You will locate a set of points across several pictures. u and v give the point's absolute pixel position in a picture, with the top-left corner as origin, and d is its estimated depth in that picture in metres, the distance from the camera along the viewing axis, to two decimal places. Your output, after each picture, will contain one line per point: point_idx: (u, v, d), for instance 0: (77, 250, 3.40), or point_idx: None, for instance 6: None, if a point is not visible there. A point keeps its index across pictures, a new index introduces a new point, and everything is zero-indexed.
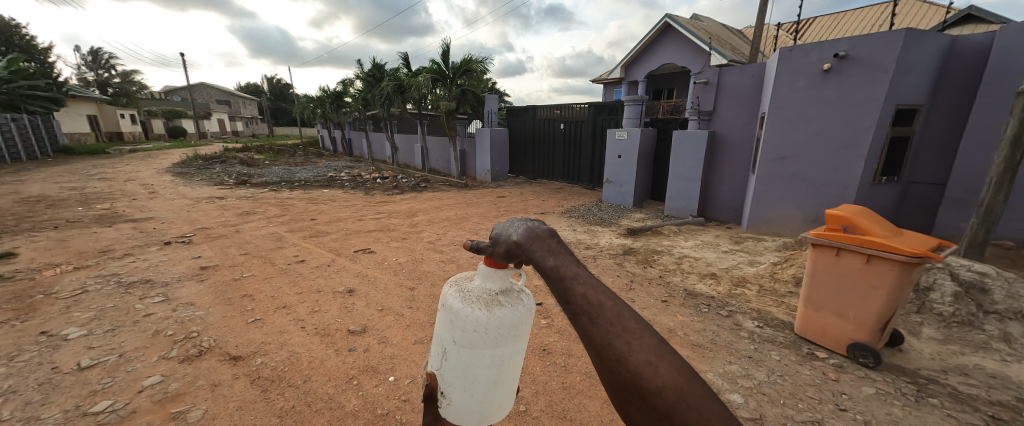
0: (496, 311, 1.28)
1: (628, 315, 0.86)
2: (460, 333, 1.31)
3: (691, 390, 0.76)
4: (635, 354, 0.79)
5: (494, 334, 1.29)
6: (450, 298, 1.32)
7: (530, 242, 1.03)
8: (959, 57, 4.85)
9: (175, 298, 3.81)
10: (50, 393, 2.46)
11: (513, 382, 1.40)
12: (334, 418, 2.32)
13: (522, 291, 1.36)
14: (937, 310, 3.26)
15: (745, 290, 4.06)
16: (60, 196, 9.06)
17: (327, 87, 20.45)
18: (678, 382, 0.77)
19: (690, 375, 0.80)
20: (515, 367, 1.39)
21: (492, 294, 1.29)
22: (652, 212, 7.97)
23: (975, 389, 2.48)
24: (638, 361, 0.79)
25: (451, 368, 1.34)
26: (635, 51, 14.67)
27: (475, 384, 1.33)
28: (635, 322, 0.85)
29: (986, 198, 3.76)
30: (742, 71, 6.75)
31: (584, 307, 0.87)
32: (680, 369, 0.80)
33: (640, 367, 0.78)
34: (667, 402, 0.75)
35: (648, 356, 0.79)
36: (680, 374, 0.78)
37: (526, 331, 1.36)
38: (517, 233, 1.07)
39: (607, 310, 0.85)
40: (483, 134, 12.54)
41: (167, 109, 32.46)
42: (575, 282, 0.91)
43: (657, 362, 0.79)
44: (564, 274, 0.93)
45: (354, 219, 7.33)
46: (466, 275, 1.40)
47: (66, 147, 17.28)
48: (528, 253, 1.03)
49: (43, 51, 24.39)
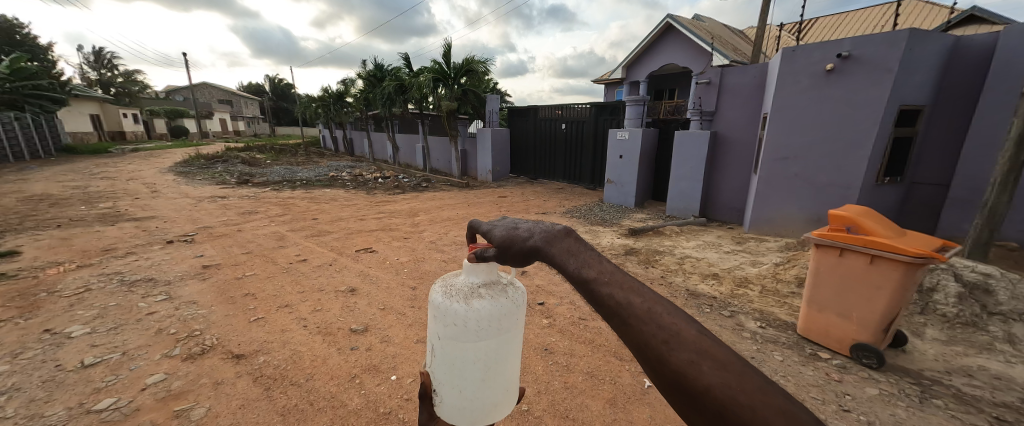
0: (476, 302, 1.27)
1: (661, 310, 0.80)
2: (444, 328, 1.32)
3: (745, 386, 0.68)
4: (674, 353, 0.73)
5: (475, 327, 1.28)
6: (434, 294, 1.33)
7: (549, 242, 1.02)
8: (963, 57, 4.83)
9: (177, 297, 3.82)
10: (54, 391, 2.47)
11: (504, 378, 1.38)
12: (337, 417, 2.32)
13: (508, 284, 1.35)
14: (941, 310, 3.24)
15: (747, 291, 4.05)
16: (63, 194, 9.10)
17: (329, 87, 20.50)
18: (728, 379, 0.69)
19: (744, 369, 0.71)
20: (505, 363, 1.37)
21: (473, 287, 1.29)
22: (653, 212, 7.97)
23: (980, 390, 2.47)
24: (680, 359, 0.72)
25: (439, 365, 1.34)
26: (636, 51, 14.65)
27: (463, 381, 1.33)
28: (669, 317, 0.79)
29: (990, 199, 3.74)
30: (744, 72, 6.75)
31: (613, 308, 0.84)
32: (730, 363, 0.72)
33: (683, 367, 0.72)
34: (719, 402, 0.67)
35: (689, 352, 0.73)
36: (728, 370, 0.70)
37: (512, 325, 1.35)
38: (534, 238, 1.06)
39: (637, 307, 0.81)
40: (484, 134, 12.54)
41: (168, 108, 32.51)
42: (600, 282, 0.88)
43: (701, 359, 0.72)
44: (588, 276, 0.91)
45: (356, 218, 7.34)
46: (453, 271, 1.41)
47: (68, 147, 17.34)
48: (547, 254, 1.01)
49: (46, 51, 24.47)
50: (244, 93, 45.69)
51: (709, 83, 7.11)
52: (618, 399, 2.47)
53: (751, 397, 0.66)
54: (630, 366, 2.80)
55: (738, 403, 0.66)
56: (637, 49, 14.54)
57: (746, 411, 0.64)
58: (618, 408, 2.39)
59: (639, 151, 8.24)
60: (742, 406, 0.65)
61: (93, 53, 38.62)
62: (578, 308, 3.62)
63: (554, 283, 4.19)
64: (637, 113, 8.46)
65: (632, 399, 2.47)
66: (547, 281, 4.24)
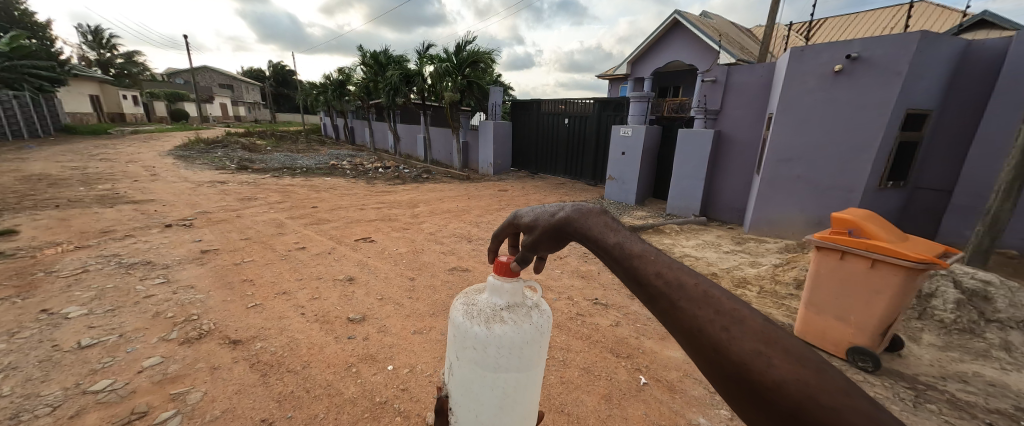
0: (498, 327, 1.26)
1: (718, 294, 0.73)
2: (464, 349, 1.31)
3: (821, 382, 0.61)
4: (736, 343, 0.67)
5: (495, 352, 1.28)
6: (456, 312, 1.33)
7: (584, 219, 1.01)
8: (973, 61, 4.79)
9: (175, 280, 3.82)
10: (50, 371, 2.47)
11: (521, 407, 1.35)
12: (332, 405, 2.32)
13: (533, 307, 1.33)
14: (939, 316, 3.26)
15: (745, 291, 4.06)
16: (62, 175, 9.04)
17: (330, 74, 20.33)
18: (803, 375, 0.61)
19: (826, 367, 0.63)
20: (524, 390, 1.35)
21: (495, 309, 1.28)
22: (653, 210, 7.95)
23: (974, 396, 2.48)
24: (743, 351, 0.66)
25: (456, 385, 1.35)
26: (642, 47, 14.54)
27: (480, 406, 1.32)
28: (728, 301, 0.72)
29: (993, 206, 3.71)
30: (751, 70, 6.68)
31: (661, 289, 0.78)
32: (806, 359, 0.64)
33: (746, 358, 0.66)
34: (793, 400, 0.61)
35: (754, 343, 0.66)
36: (805, 365, 0.63)
37: (534, 352, 1.32)
38: (565, 210, 1.07)
39: (690, 290, 0.75)
40: (487, 126, 12.47)
41: (169, 92, 32.26)
42: (645, 261, 0.83)
43: (769, 351, 0.65)
44: (633, 252, 0.87)
45: (355, 207, 7.33)
46: (477, 288, 1.41)
47: (68, 127, 17.26)
48: (581, 228, 1.01)
49: (44, 28, 24.17)
50: (246, 79, 45.39)
51: (715, 81, 7.00)
52: (613, 395, 2.48)
53: (832, 397, 0.59)
54: (626, 362, 2.81)
55: (818, 402, 0.58)
56: (643, 44, 14.44)
57: (824, 413, 0.58)
58: (613, 404, 2.40)
59: (642, 148, 8.20)
60: (820, 405, 0.58)
61: (93, 32, 38.07)
62: (576, 304, 3.63)
63: (554, 278, 4.18)
64: (642, 109, 8.36)
65: (627, 395, 2.48)
66: (545, 276, 4.23)
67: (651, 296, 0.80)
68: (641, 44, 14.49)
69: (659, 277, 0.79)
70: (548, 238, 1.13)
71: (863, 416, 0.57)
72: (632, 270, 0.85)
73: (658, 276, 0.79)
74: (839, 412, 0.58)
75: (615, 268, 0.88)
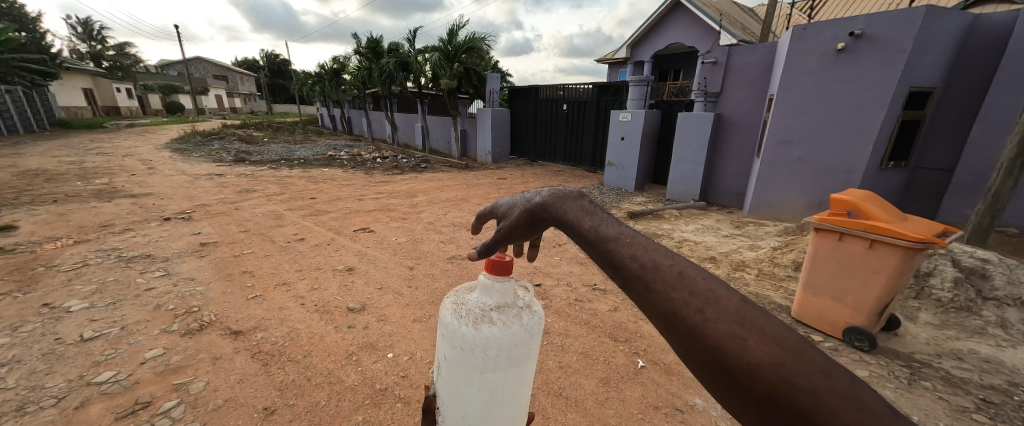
0: (486, 329, 1.26)
1: (694, 273, 0.71)
2: (452, 349, 1.32)
3: (800, 363, 0.59)
4: (711, 325, 0.65)
5: (483, 354, 1.28)
6: (445, 311, 1.33)
7: (559, 203, 0.99)
8: (978, 37, 4.72)
9: (176, 273, 3.84)
10: (54, 363, 2.49)
11: (509, 409, 1.37)
12: (334, 393, 2.35)
13: (523, 309, 1.33)
14: (936, 295, 3.27)
15: (744, 273, 4.08)
16: (59, 170, 9.00)
17: (326, 64, 20.06)
18: (780, 356, 0.60)
19: (802, 345, 0.62)
20: (511, 393, 1.36)
21: (485, 310, 1.28)
22: (653, 195, 7.92)
23: (968, 373, 2.51)
24: (718, 333, 0.64)
25: (443, 384, 1.36)
26: (642, 29, 14.29)
27: (467, 406, 1.34)
28: (704, 281, 0.70)
29: (995, 184, 3.69)
30: (752, 51, 6.58)
31: (636, 272, 0.77)
32: (781, 338, 0.62)
33: (721, 341, 0.64)
34: (767, 383, 0.60)
35: (729, 324, 0.64)
36: (780, 345, 0.61)
37: (523, 354, 1.32)
38: (542, 196, 1.05)
39: (666, 272, 0.73)
40: (485, 113, 12.36)
41: (163, 84, 31.91)
42: (621, 245, 0.82)
43: (744, 332, 0.63)
44: (608, 236, 0.86)
45: (354, 198, 7.30)
46: (467, 287, 1.41)
47: (63, 121, 17.13)
48: (558, 214, 0.99)
49: (34, 21, 23.81)
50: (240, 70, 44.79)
51: (715, 62, 6.94)
52: (611, 378, 2.50)
53: (808, 378, 0.57)
54: (624, 346, 2.83)
55: (793, 384, 0.57)
56: (643, 27, 14.19)
57: (800, 395, 0.57)
58: (611, 387, 2.43)
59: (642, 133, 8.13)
60: (796, 387, 0.57)
61: (84, 25, 37.55)
62: (575, 290, 3.64)
63: (553, 265, 4.19)
64: (641, 93, 8.25)
65: (625, 378, 2.51)
66: (544, 263, 4.24)
67: (628, 282, 0.78)
68: (640, 27, 14.24)
69: (635, 261, 0.77)
70: (526, 226, 1.11)
71: (835, 394, 0.56)
72: (608, 256, 0.84)
73: (633, 261, 0.78)
74: (816, 394, 0.57)
75: (594, 255, 0.87)
